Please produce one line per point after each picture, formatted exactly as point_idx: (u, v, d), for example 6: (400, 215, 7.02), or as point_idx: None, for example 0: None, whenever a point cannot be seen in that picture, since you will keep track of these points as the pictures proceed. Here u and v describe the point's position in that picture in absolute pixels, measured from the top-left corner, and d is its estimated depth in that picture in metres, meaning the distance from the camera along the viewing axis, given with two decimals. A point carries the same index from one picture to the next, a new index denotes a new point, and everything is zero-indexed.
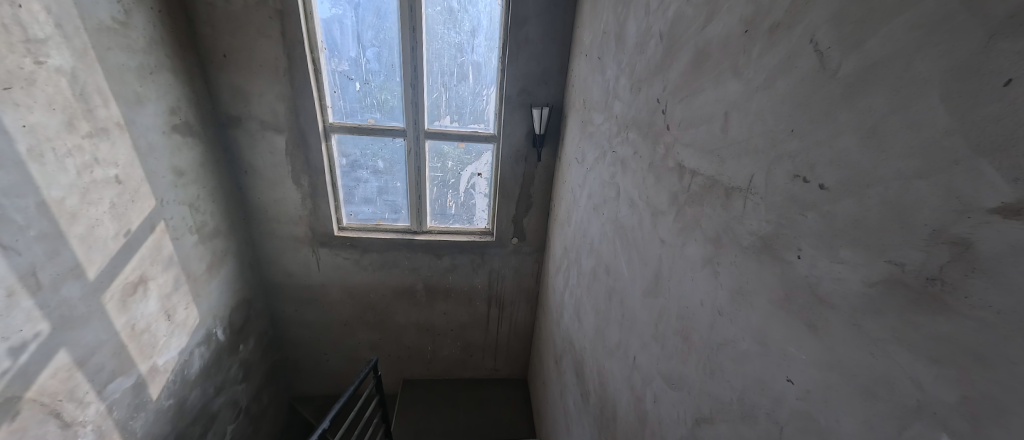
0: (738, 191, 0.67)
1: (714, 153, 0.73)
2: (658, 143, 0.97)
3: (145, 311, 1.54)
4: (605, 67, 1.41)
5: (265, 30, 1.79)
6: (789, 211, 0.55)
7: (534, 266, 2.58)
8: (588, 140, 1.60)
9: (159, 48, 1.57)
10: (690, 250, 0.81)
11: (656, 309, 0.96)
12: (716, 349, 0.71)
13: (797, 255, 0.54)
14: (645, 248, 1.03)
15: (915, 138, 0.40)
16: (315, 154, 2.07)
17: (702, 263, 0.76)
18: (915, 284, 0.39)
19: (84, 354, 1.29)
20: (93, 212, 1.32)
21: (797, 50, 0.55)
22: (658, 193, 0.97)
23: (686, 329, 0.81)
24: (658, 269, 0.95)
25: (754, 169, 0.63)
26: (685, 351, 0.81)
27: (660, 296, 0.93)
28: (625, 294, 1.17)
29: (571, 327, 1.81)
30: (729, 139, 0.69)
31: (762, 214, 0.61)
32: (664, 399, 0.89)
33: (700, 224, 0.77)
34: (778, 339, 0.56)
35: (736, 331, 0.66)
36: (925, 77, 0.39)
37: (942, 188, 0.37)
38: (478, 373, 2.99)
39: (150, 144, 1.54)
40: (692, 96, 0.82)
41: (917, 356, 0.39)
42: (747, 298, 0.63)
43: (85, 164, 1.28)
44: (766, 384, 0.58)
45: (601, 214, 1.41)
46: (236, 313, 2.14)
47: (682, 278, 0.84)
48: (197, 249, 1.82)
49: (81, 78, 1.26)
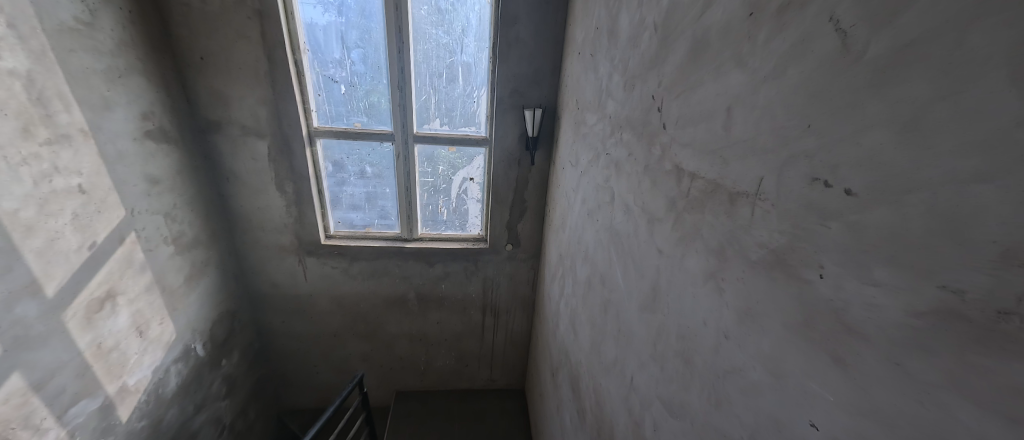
0: (743, 196, 0.58)
1: (715, 154, 0.65)
2: (654, 144, 0.88)
3: (113, 328, 1.45)
4: (598, 65, 1.34)
5: (244, 32, 1.72)
6: (807, 221, 0.47)
7: (530, 273, 2.49)
8: (581, 142, 1.52)
9: (130, 51, 1.50)
10: (691, 263, 0.72)
11: (653, 325, 0.87)
12: (722, 378, 0.62)
13: (818, 273, 0.45)
14: (642, 258, 0.94)
15: (971, 131, 0.31)
16: (300, 160, 2.00)
17: (704, 277, 0.68)
18: (977, 319, 0.31)
19: (42, 377, 1.21)
20: (54, 224, 1.24)
21: (812, 31, 0.47)
22: (654, 198, 0.89)
23: (688, 351, 0.72)
24: (656, 282, 0.87)
25: (763, 171, 0.54)
26: (686, 376, 0.72)
27: (659, 312, 0.84)
28: (620, 308, 1.08)
29: (566, 339, 1.72)
30: (733, 138, 0.61)
31: (773, 224, 0.52)
32: (665, 428, 0.81)
33: (701, 234, 0.69)
34: (797, 372, 0.48)
35: (745, 358, 0.57)
36: (981, 54, 0.31)
37: (1012, 194, 0.29)
38: (474, 384, 2.89)
39: (120, 152, 1.46)
40: (690, 90, 0.74)
41: (984, 412, 0.30)
42: (758, 321, 0.55)
43: (43, 173, 1.20)
44: (783, 425, 0.50)
45: (595, 220, 1.33)
46: (219, 326, 2.05)
47: (682, 293, 0.75)
48: (174, 260, 1.74)
49: (38, 82, 1.18)
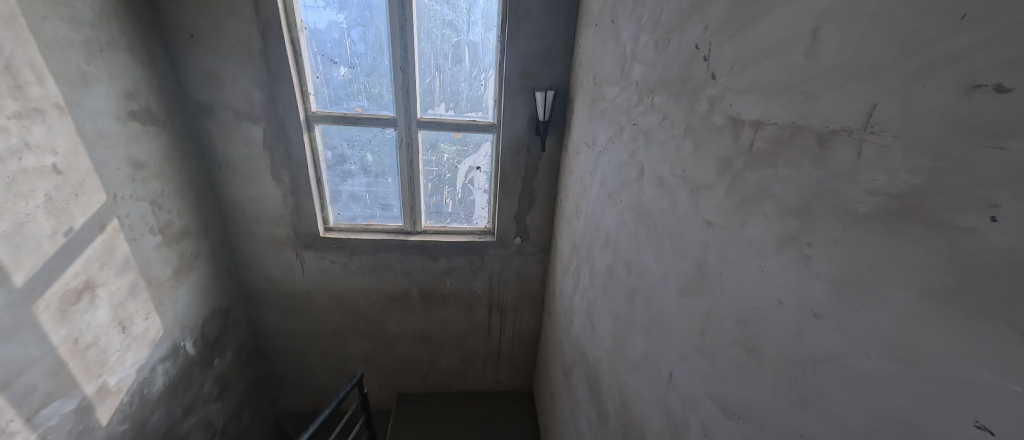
0: (839, 135, 0.46)
1: (792, 92, 0.53)
2: (698, 100, 0.76)
3: (91, 323, 1.34)
4: (620, 30, 1.22)
5: (237, 7, 1.61)
6: (957, 148, 0.34)
7: (539, 268, 2.37)
8: (600, 119, 1.40)
9: (111, 23, 1.40)
10: (755, 231, 0.60)
11: (699, 311, 0.75)
12: (813, 369, 0.49)
13: (984, 216, 0.32)
14: (682, 234, 0.82)
15: None
16: (296, 146, 1.88)
17: (778, 246, 0.55)
18: None
19: (8, 375, 1.09)
20: (24, 206, 1.12)
21: None
22: (698, 163, 0.76)
23: (754, 339, 0.59)
24: (702, 260, 0.74)
25: (874, 97, 0.42)
26: (753, 369, 0.59)
27: (708, 295, 0.72)
28: (652, 295, 0.95)
29: (582, 335, 1.59)
30: (819, 66, 0.48)
31: (893, 163, 0.40)
32: (718, 432, 0.68)
33: (773, 194, 0.56)
34: (944, 356, 0.35)
35: (848, 343, 0.44)
36: None
37: None
38: (479, 386, 2.76)
39: (101, 132, 1.35)
40: (750, 25, 0.62)
41: None
42: (870, 292, 0.42)
43: (12, 150, 1.09)
44: (921, 427, 0.37)
45: (618, 201, 1.20)
46: (211, 323, 1.94)
47: (743, 269, 0.62)
48: (161, 252, 1.62)
49: (6, 49, 1.07)
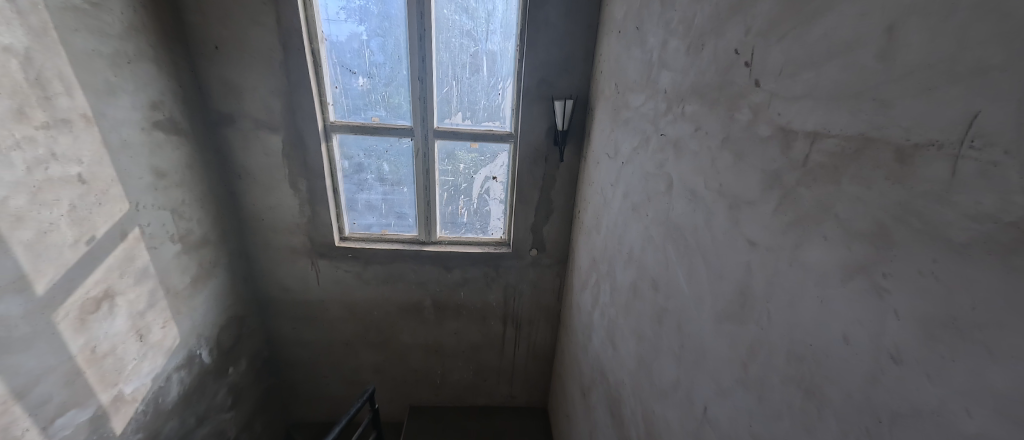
0: (922, 148, 0.39)
1: (860, 100, 0.46)
2: (739, 109, 0.70)
3: (109, 331, 1.34)
4: (646, 36, 1.16)
5: (259, 18, 1.63)
6: None
7: (555, 280, 2.30)
8: (623, 128, 1.34)
9: (139, 35, 1.43)
10: (813, 255, 0.53)
11: (742, 340, 0.67)
12: (895, 423, 0.41)
13: None
14: (720, 255, 0.75)
15: None
16: (314, 155, 1.89)
17: (844, 276, 0.48)
18: None
19: (25, 385, 1.09)
20: (48, 215, 1.14)
21: None
22: (739, 178, 0.69)
23: (815, 379, 0.52)
24: (745, 284, 0.67)
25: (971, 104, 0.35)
26: (815, 415, 0.52)
27: (754, 324, 0.64)
28: (683, 318, 0.88)
29: (602, 354, 1.52)
30: (896, 70, 0.42)
31: (1001, 183, 0.33)
32: None
33: (836, 214, 0.49)
34: None
35: (941, 398, 0.37)
36: None
37: None
38: (492, 400, 2.68)
39: (125, 141, 1.37)
40: (805, 25, 0.55)
41: None
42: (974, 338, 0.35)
43: (38, 159, 1.10)
44: None
45: (643, 215, 1.14)
46: (226, 332, 1.94)
47: (797, 298, 0.55)
48: (180, 260, 1.63)
49: (37, 61, 1.09)
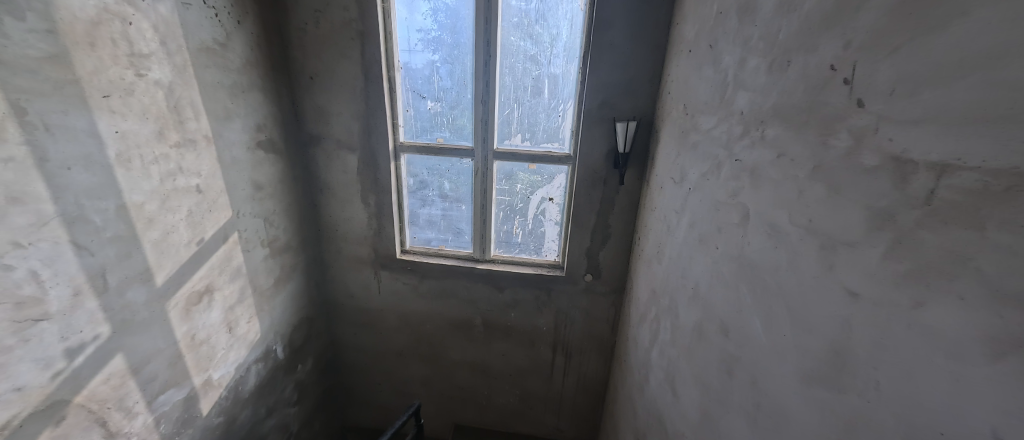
0: None
1: (1010, 125, 0.36)
2: (835, 134, 0.60)
3: (206, 322, 1.54)
4: (720, 55, 1.08)
5: (347, 51, 1.83)
6: None
7: (610, 309, 2.17)
8: (691, 152, 1.24)
9: (253, 69, 1.68)
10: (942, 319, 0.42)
11: (839, 413, 0.55)
12: None
13: None
14: (809, 303, 0.63)
15: None
16: (383, 173, 2.04)
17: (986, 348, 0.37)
18: None
19: (139, 362, 1.29)
20: (171, 219, 1.36)
21: None
22: (835, 214, 0.59)
23: None
24: (843, 342, 0.55)
25: None
26: None
27: (856, 395, 0.52)
28: (759, 374, 0.76)
29: (659, 398, 1.37)
30: None
31: None
32: None
33: (980, 270, 0.38)
34: None
35: None
36: None
37: None
38: (538, 430, 2.57)
39: (233, 158, 1.61)
40: (924, 35, 0.46)
41: None
42: None
43: (169, 172, 1.34)
44: None
45: (712, 248, 1.02)
46: (297, 331, 2.13)
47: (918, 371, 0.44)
48: (266, 263, 1.85)
49: (177, 92, 1.34)
